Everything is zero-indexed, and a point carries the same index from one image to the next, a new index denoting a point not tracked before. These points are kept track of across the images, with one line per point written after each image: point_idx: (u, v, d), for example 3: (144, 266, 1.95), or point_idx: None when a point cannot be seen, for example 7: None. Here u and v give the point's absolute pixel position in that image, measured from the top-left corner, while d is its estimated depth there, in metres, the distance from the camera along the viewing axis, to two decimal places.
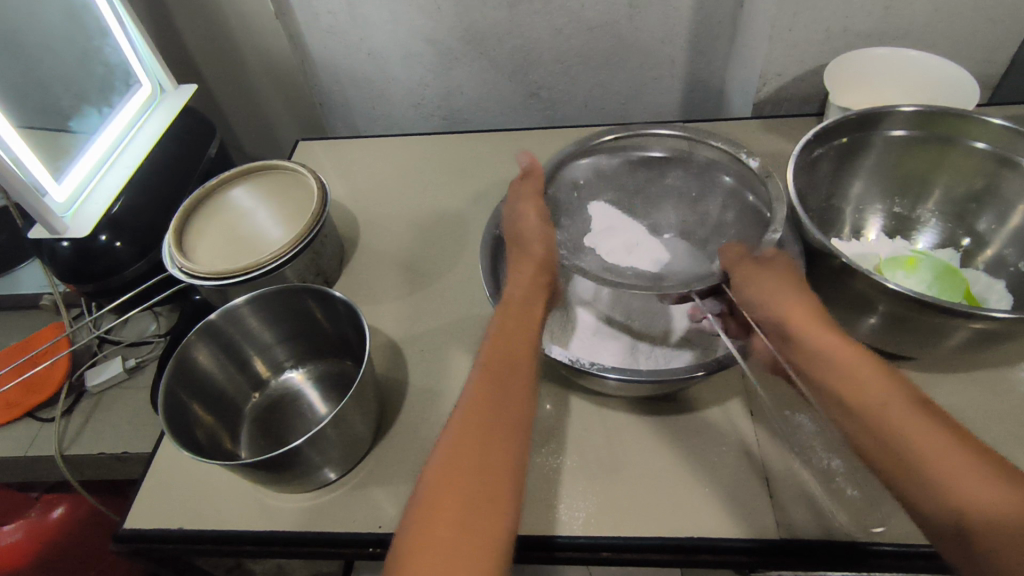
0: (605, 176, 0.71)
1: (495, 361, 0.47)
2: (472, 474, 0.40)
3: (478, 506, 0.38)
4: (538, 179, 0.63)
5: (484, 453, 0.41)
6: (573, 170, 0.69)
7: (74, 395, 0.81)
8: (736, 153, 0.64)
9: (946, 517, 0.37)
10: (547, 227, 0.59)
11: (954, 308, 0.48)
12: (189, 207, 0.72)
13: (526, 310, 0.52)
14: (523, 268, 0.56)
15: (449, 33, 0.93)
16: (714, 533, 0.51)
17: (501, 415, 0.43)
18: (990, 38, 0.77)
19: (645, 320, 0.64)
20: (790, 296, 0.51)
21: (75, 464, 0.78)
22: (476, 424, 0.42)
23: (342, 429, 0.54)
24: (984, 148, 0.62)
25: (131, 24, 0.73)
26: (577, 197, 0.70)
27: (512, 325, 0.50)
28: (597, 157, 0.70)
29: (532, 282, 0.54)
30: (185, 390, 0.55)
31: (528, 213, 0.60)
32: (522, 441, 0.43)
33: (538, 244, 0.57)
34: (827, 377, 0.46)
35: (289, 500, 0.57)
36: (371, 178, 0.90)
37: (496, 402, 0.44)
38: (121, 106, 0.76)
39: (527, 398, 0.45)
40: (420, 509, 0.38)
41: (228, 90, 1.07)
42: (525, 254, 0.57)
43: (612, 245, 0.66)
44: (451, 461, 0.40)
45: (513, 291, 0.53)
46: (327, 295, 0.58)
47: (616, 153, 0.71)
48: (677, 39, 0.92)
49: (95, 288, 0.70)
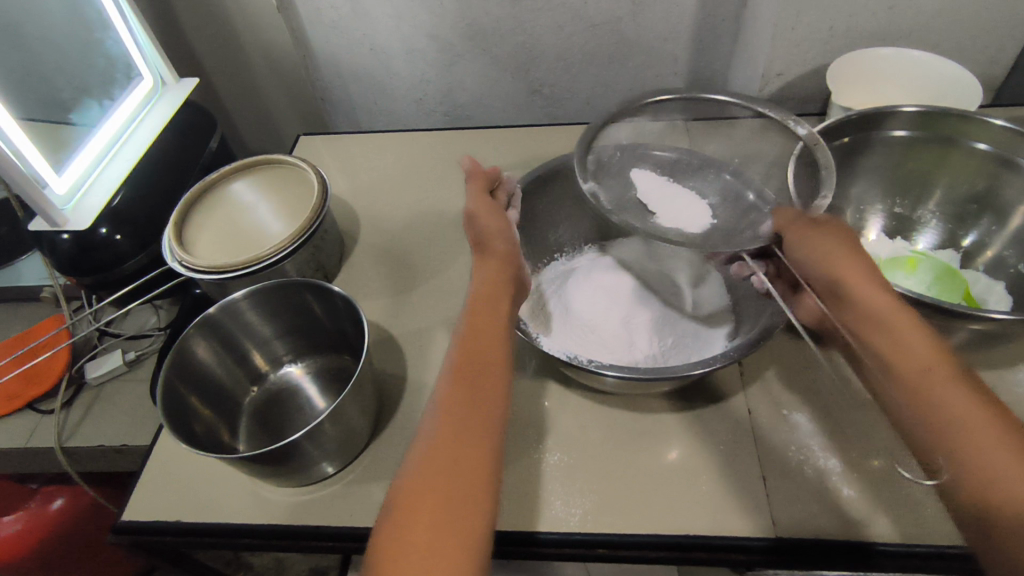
0: (646, 136, 0.73)
1: (464, 362, 0.46)
2: (448, 475, 0.40)
3: (455, 508, 0.38)
4: (480, 176, 0.61)
5: (457, 455, 0.41)
6: (618, 131, 0.69)
7: (74, 387, 0.81)
8: (784, 119, 0.64)
9: (969, 488, 0.39)
10: (501, 219, 0.58)
11: (952, 309, 0.48)
12: (189, 200, 0.71)
13: (493, 307, 0.50)
14: (485, 265, 0.54)
15: (451, 29, 0.93)
16: (710, 531, 0.51)
17: (471, 416, 0.43)
18: (995, 39, 0.77)
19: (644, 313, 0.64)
20: (849, 255, 0.50)
21: (75, 456, 0.78)
22: (449, 425, 0.42)
23: (340, 423, 0.54)
24: (986, 149, 0.62)
25: (133, 16, 0.74)
26: (618, 157, 0.68)
27: (479, 322, 0.49)
28: (641, 118, 0.71)
29: (500, 274, 0.53)
30: (184, 383, 0.55)
31: (480, 215, 0.58)
32: (495, 443, 0.43)
33: (498, 240, 0.56)
34: (877, 338, 0.46)
35: (288, 494, 0.57)
36: (372, 174, 0.90)
37: (466, 403, 0.44)
38: (122, 98, 0.75)
39: (498, 400, 0.45)
40: (396, 511, 0.39)
41: (229, 83, 1.06)
42: (485, 252, 0.56)
43: (664, 205, 0.63)
44: (426, 463, 0.40)
45: (477, 289, 0.52)
46: (326, 290, 0.58)
47: (658, 117, 0.73)
48: (680, 37, 0.92)
49: (96, 280, 0.70)
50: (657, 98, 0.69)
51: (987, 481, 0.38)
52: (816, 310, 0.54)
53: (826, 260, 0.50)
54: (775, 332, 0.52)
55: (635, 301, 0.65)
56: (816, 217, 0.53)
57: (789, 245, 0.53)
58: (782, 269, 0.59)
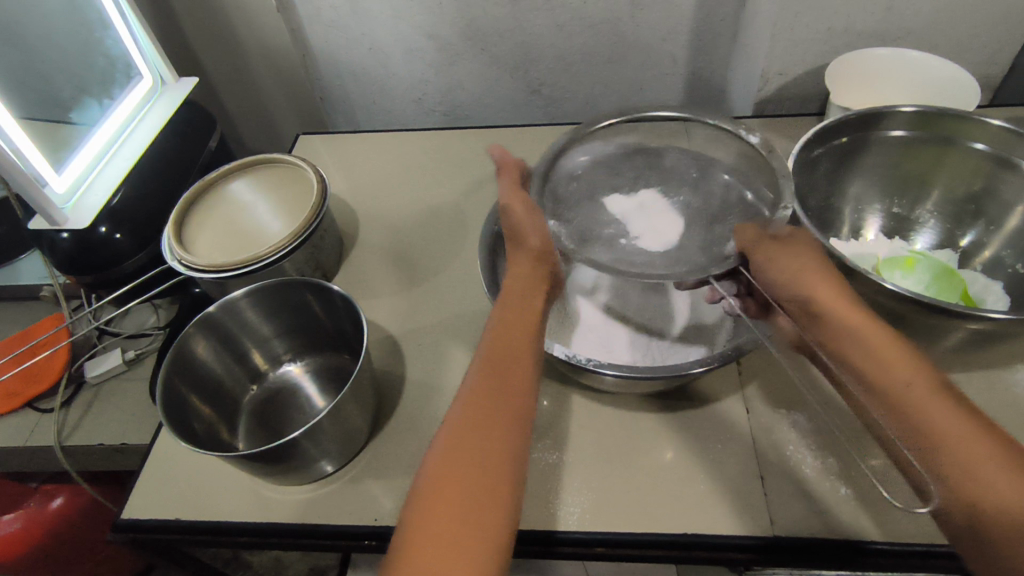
0: (605, 164, 0.71)
1: (496, 352, 0.47)
2: (473, 462, 0.40)
3: (479, 494, 0.39)
4: (512, 170, 0.64)
5: (485, 442, 0.41)
6: (572, 159, 0.68)
7: (73, 386, 0.81)
8: (735, 130, 0.65)
9: (960, 504, 0.38)
10: (535, 215, 0.58)
11: (950, 308, 0.48)
12: (189, 200, 0.71)
13: (528, 303, 0.52)
14: (519, 262, 0.56)
15: (450, 28, 0.93)
16: (708, 530, 0.51)
17: (500, 404, 0.44)
18: (993, 39, 0.77)
19: (642, 316, 0.64)
20: (819, 273, 0.51)
21: (75, 455, 0.78)
22: (478, 412, 0.43)
23: (339, 422, 0.54)
24: (983, 149, 0.62)
25: (132, 16, 0.74)
26: (573, 189, 0.69)
27: (511, 315, 0.50)
28: (593, 144, 0.69)
29: (530, 268, 0.55)
30: (184, 382, 0.55)
31: (518, 205, 0.58)
32: (521, 432, 0.43)
33: (533, 234, 0.56)
34: (855, 354, 0.47)
35: (287, 492, 0.58)
36: (371, 174, 0.90)
37: (497, 391, 0.44)
38: (122, 98, 0.76)
39: (527, 390, 0.46)
40: (421, 496, 0.39)
41: (229, 83, 1.07)
42: (519, 247, 0.57)
43: (639, 226, 0.66)
44: (452, 449, 0.41)
45: (512, 284, 0.54)
46: (325, 289, 0.58)
47: (609, 140, 0.70)
48: (679, 37, 0.92)
49: (96, 279, 0.70)
50: (607, 121, 0.68)
51: (966, 492, 0.38)
52: (792, 329, 0.55)
53: (796, 282, 0.52)
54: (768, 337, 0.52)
55: (634, 304, 0.66)
56: (775, 232, 0.56)
57: (758, 267, 0.55)
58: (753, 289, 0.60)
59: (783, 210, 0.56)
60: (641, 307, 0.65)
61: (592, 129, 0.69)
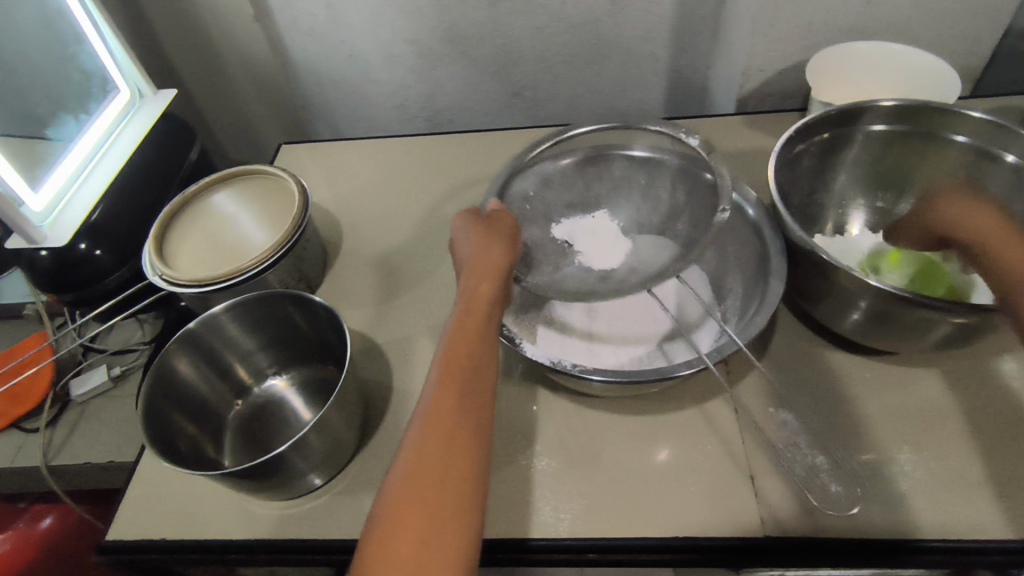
0: (557, 181, 0.72)
1: (455, 360, 0.47)
2: (435, 479, 0.41)
3: (443, 510, 0.40)
4: (470, 214, 0.60)
5: (450, 457, 0.42)
6: (522, 184, 0.69)
7: (59, 405, 0.80)
8: (675, 133, 0.67)
9: None
10: (491, 237, 0.57)
11: (934, 302, 0.48)
12: (169, 212, 0.71)
13: (489, 308, 0.52)
14: (478, 269, 0.54)
15: (430, 33, 0.92)
16: (700, 532, 0.51)
17: (463, 414, 0.44)
18: (971, 30, 0.77)
19: (621, 329, 0.63)
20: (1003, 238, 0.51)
21: (63, 474, 0.77)
22: (439, 426, 0.43)
23: (324, 435, 0.53)
24: (964, 141, 0.62)
25: (107, 29, 0.73)
26: (529, 209, 0.70)
27: (474, 319, 0.50)
28: (542, 166, 0.71)
29: (495, 272, 0.54)
30: (165, 400, 0.54)
31: (474, 230, 0.57)
32: (484, 442, 0.44)
33: (495, 249, 0.55)
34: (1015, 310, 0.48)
35: (274, 508, 0.57)
36: (355, 182, 0.89)
37: (458, 402, 0.45)
38: (99, 113, 0.75)
39: (489, 397, 0.47)
40: (389, 507, 0.40)
41: (210, 94, 1.06)
42: (481, 255, 0.55)
43: (585, 245, 0.69)
44: (414, 466, 0.42)
45: (473, 291, 0.52)
46: (307, 300, 0.57)
47: (558, 158, 0.71)
48: (660, 36, 0.92)
49: (77, 297, 0.70)
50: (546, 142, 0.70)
51: None
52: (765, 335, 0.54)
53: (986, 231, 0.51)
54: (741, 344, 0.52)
55: (611, 316, 0.64)
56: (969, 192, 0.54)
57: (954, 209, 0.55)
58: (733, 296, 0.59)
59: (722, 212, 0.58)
60: (620, 319, 0.64)
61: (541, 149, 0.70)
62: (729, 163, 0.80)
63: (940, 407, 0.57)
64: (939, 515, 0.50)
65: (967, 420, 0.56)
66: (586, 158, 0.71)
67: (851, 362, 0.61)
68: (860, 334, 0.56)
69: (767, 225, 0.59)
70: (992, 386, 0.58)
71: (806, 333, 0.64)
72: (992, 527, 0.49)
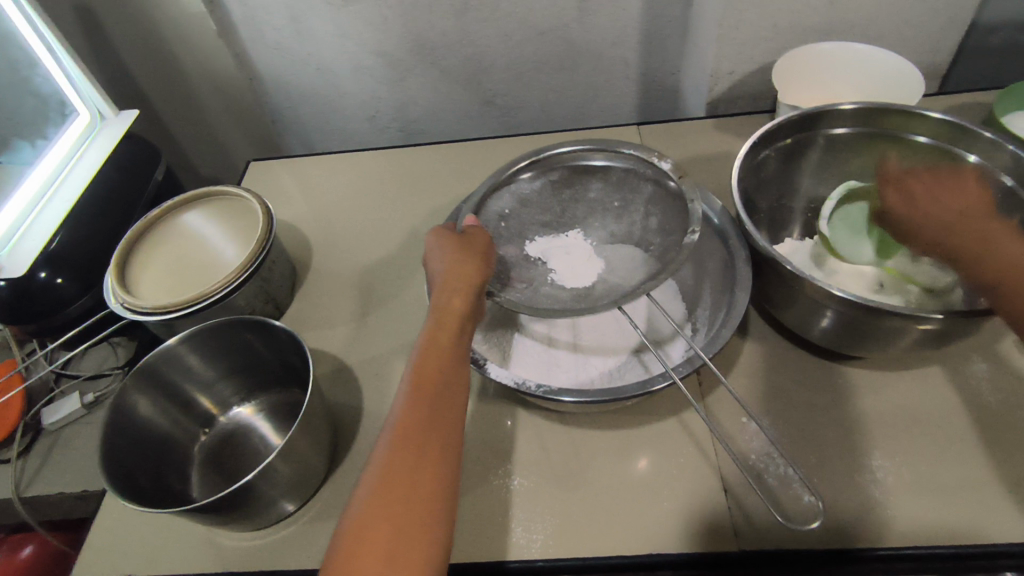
0: (532, 203, 0.71)
1: (424, 378, 0.46)
2: (402, 504, 0.40)
3: (409, 537, 0.39)
4: (443, 230, 0.57)
5: (415, 481, 0.41)
6: (497, 202, 0.68)
7: (31, 434, 0.78)
8: (648, 157, 0.66)
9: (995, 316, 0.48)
10: (465, 251, 0.55)
11: (897, 310, 0.47)
12: (131, 237, 0.69)
13: (460, 325, 0.50)
14: (451, 286, 0.52)
15: (397, 44, 0.91)
16: (672, 547, 0.51)
17: (430, 436, 0.43)
18: (935, 28, 0.77)
19: (595, 340, 0.63)
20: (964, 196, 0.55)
21: (36, 505, 0.75)
22: (406, 448, 0.42)
23: (291, 463, 0.52)
24: (926, 141, 0.62)
25: (62, 51, 0.71)
26: (505, 228, 0.68)
27: (443, 336, 0.49)
28: (519, 185, 0.70)
29: (468, 288, 0.52)
30: (123, 436, 0.53)
31: (448, 244, 0.55)
32: (453, 465, 0.42)
33: (467, 262, 0.53)
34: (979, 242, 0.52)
35: (244, 539, 0.56)
36: (325, 197, 0.88)
37: (425, 423, 0.43)
38: (60, 139, 0.74)
39: (458, 417, 0.45)
40: (349, 535, 0.39)
41: (177, 112, 1.04)
42: (455, 271, 0.53)
43: (559, 265, 0.68)
44: (378, 493, 0.40)
45: (445, 308, 0.50)
46: (268, 325, 0.56)
47: (535, 178, 0.71)
48: (629, 41, 0.91)
49: (38, 327, 0.68)
50: (523, 164, 0.69)
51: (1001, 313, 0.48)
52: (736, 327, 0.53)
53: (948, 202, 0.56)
54: (710, 355, 0.51)
55: (586, 327, 0.65)
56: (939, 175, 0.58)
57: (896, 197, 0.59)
58: (717, 307, 0.58)
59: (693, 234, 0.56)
60: (595, 330, 0.64)
61: (517, 168, 0.69)
62: (700, 167, 0.80)
63: (909, 411, 0.57)
64: (912, 520, 0.50)
65: (938, 422, 0.56)
66: (560, 180, 0.71)
67: (823, 367, 0.61)
68: (828, 341, 0.56)
69: (735, 234, 0.59)
70: (963, 386, 0.58)
71: (777, 339, 0.63)
72: (965, 531, 0.49)
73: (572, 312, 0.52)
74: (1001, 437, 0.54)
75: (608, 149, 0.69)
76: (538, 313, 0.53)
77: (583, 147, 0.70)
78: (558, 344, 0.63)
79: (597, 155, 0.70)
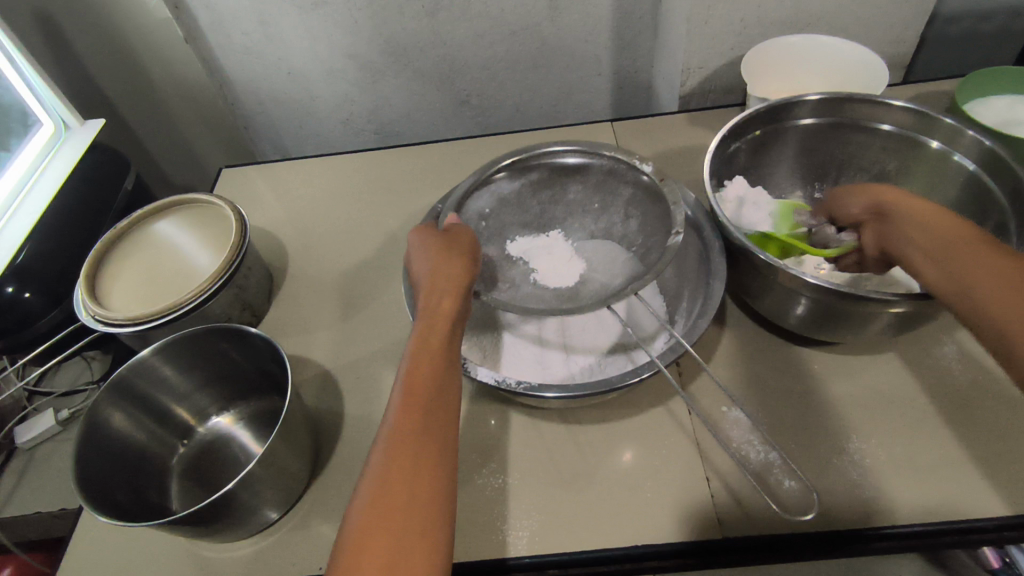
0: (510, 203, 0.70)
1: (415, 381, 0.45)
2: (400, 507, 0.39)
3: (408, 542, 0.38)
4: (428, 232, 0.57)
5: (412, 485, 0.40)
6: (478, 202, 0.67)
7: (4, 454, 0.76)
8: (628, 161, 0.65)
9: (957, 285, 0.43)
10: (453, 252, 0.54)
11: (868, 296, 0.48)
12: (102, 248, 0.68)
13: (450, 326, 0.50)
14: (439, 289, 0.51)
15: (369, 45, 0.91)
16: (656, 537, 0.52)
17: (426, 439, 0.43)
18: (897, 20, 0.79)
19: (584, 339, 0.63)
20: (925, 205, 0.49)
21: (11, 527, 0.73)
22: (400, 453, 0.41)
23: (274, 470, 0.52)
24: (890, 129, 0.63)
25: (22, 60, 0.70)
26: (484, 228, 0.69)
27: (432, 340, 0.48)
28: (498, 185, 0.69)
29: (456, 288, 0.52)
30: (99, 451, 0.52)
31: (433, 246, 0.55)
32: (449, 469, 0.42)
33: (456, 263, 0.53)
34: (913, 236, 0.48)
35: (226, 550, 0.55)
36: (301, 202, 0.87)
37: (420, 427, 0.43)
38: (23, 150, 0.72)
39: (452, 421, 0.45)
40: (349, 543, 0.38)
41: (145, 119, 1.02)
42: (442, 274, 0.52)
43: (542, 264, 0.70)
44: (378, 499, 0.40)
45: (435, 310, 0.50)
46: (244, 333, 0.56)
47: (514, 179, 0.69)
48: (601, 38, 0.92)
49: (8, 344, 0.67)
50: (508, 162, 0.68)
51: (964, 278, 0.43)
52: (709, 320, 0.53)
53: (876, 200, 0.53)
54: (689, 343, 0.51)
55: (574, 325, 0.65)
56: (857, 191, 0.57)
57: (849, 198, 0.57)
58: (692, 308, 0.58)
59: (675, 237, 0.57)
60: (580, 327, 0.65)
61: (500, 167, 0.67)
62: (675, 161, 0.80)
63: (883, 394, 0.58)
64: (890, 502, 0.51)
65: (911, 404, 0.57)
66: (541, 179, 0.70)
67: (799, 353, 0.62)
68: (805, 327, 0.57)
69: (708, 225, 0.60)
70: (933, 367, 0.59)
71: (755, 328, 0.64)
72: (941, 508, 0.50)
73: (557, 312, 0.52)
74: (971, 416, 0.55)
75: (591, 151, 0.67)
76: (523, 313, 0.53)
77: (571, 150, 0.68)
78: (549, 343, 0.64)
79: (580, 158, 0.68)
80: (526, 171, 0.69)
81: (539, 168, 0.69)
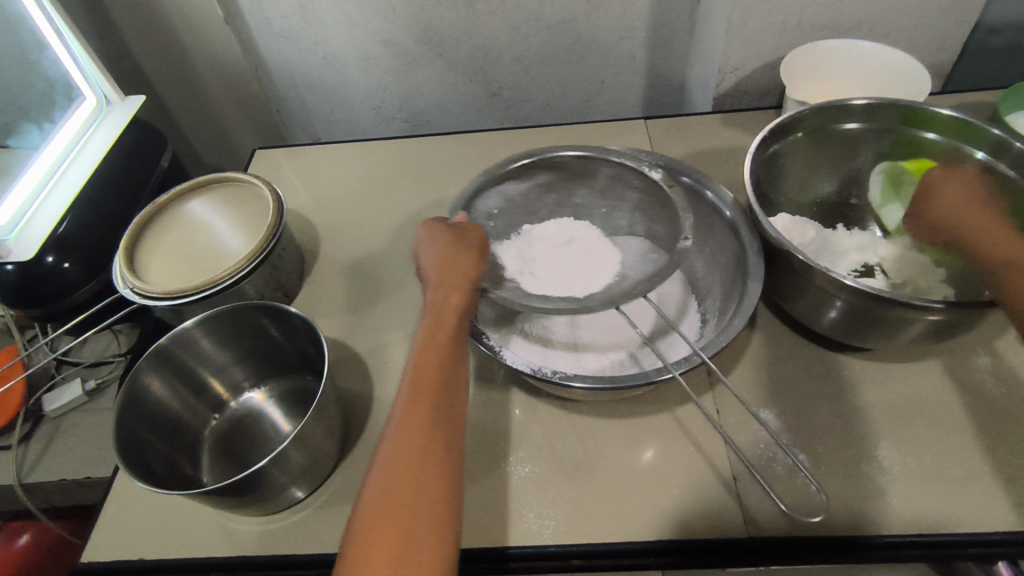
0: (515, 204, 0.70)
1: (424, 377, 0.46)
2: (413, 494, 0.40)
3: (418, 528, 0.39)
4: (434, 223, 0.56)
5: (422, 475, 0.41)
6: (486, 202, 0.67)
7: (32, 421, 0.77)
8: (638, 167, 0.65)
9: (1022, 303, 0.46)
10: (461, 251, 0.54)
11: (908, 301, 0.48)
12: (140, 221, 0.69)
13: (458, 321, 0.50)
14: (445, 288, 0.51)
15: (406, 33, 0.91)
16: (680, 534, 0.52)
17: (436, 430, 0.43)
18: (939, 29, 0.79)
19: (596, 337, 0.64)
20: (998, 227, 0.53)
21: (37, 492, 0.75)
22: (415, 441, 0.42)
23: (306, 447, 0.52)
24: (935, 138, 0.64)
25: (69, 34, 0.70)
26: (493, 227, 0.67)
27: (443, 333, 0.49)
28: (507, 187, 0.68)
29: (465, 284, 0.52)
30: (138, 420, 0.53)
31: (441, 239, 0.55)
32: (455, 461, 0.43)
33: (465, 260, 0.53)
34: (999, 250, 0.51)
35: (252, 523, 0.56)
36: (332, 186, 0.88)
37: (430, 419, 0.44)
38: (66, 123, 0.74)
39: (458, 413, 0.45)
40: (364, 526, 0.39)
41: (180, 98, 1.04)
42: (446, 272, 0.52)
43: (548, 273, 0.63)
44: (391, 485, 0.40)
45: (446, 305, 0.51)
46: (282, 312, 0.56)
47: (522, 180, 0.69)
48: (637, 35, 0.92)
49: (45, 312, 0.68)
50: (518, 164, 0.68)
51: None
52: (734, 329, 0.52)
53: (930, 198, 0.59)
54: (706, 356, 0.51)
55: (588, 324, 0.65)
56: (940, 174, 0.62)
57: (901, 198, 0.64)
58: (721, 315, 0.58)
59: (683, 243, 0.58)
60: (595, 325, 0.65)
61: (507, 170, 0.67)
62: (709, 160, 0.80)
63: (914, 403, 0.58)
64: (917, 510, 0.51)
65: (941, 414, 0.57)
66: (548, 182, 0.71)
67: (829, 359, 0.62)
68: (835, 330, 0.57)
69: (744, 224, 0.59)
70: (965, 380, 0.59)
71: (785, 332, 0.64)
72: (969, 520, 0.50)
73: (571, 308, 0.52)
74: (1004, 428, 0.55)
75: (600, 157, 0.67)
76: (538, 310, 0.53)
77: (581, 155, 0.68)
78: (557, 342, 0.64)
79: (589, 164, 0.69)
80: (542, 169, 0.69)
81: (540, 172, 0.70)
